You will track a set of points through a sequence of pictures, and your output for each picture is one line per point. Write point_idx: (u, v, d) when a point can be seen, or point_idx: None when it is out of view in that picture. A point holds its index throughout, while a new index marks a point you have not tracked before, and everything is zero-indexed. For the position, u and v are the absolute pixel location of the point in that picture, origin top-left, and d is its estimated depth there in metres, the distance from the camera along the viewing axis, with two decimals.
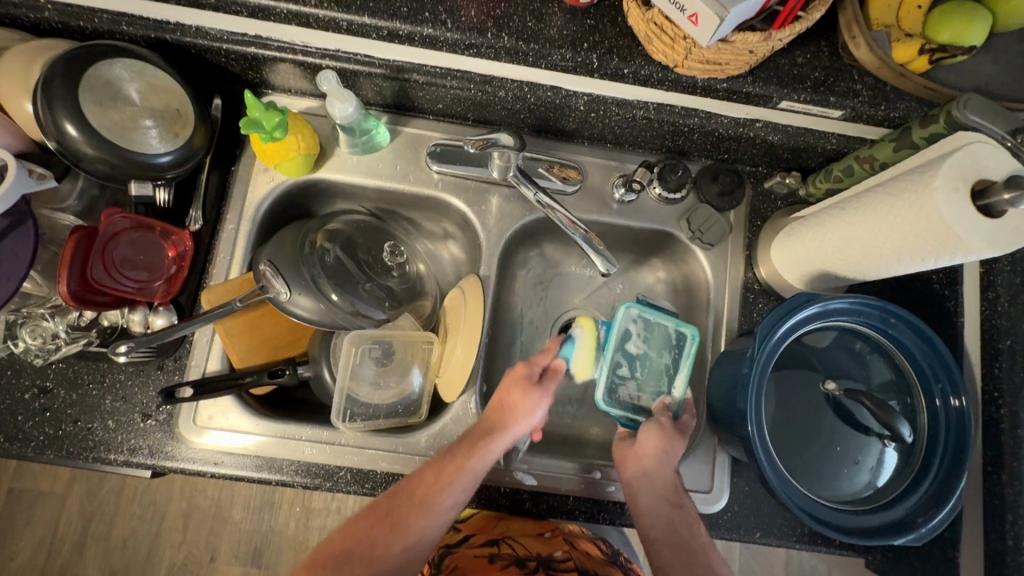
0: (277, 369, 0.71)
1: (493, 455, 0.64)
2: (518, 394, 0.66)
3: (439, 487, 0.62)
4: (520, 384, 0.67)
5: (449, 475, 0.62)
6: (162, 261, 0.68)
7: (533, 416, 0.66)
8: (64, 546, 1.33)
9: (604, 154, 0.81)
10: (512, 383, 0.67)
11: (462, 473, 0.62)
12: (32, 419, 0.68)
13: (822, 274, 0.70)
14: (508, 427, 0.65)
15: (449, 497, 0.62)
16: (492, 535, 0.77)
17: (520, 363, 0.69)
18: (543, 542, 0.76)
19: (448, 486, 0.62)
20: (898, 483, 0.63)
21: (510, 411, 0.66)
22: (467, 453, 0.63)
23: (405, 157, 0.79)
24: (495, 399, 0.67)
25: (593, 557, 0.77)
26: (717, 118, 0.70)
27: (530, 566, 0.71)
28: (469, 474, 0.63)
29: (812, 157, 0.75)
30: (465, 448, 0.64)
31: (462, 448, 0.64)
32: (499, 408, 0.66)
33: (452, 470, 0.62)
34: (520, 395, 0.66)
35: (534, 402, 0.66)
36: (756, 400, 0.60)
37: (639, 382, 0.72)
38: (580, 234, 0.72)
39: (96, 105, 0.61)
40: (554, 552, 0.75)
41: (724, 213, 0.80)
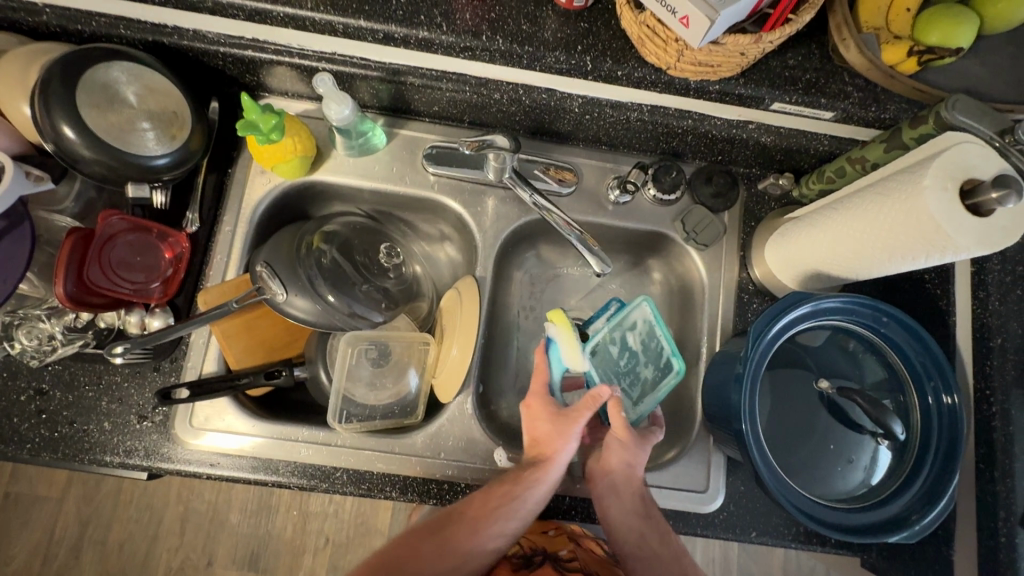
0: (272, 370, 0.72)
1: (544, 484, 0.64)
2: (554, 425, 0.67)
3: (491, 508, 0.63)
4: (548, 417, 0.68)
5: (497, 502, 0.63)
6: (159, 263, 0.69)
7: (570, 445, 0.66)
8: (60, 551, 1.32)
9: (599, 156, 0.81)
10: (544, 413, 0.68)
11: (512, 500, 0.63)
12: (28, 421, 0.68)
13: (815, 274, 0.70)
14: (552, 458, 0.65)
15: (504, 521, 0.63)
16: None
17: (533, 391, 0.70)
18: (550, 541, 0.76)
19: (498, 512, 0.63)
20: (893, 481, 0.64)
21: (550, 440, 0.66)
22: (512, 483, 0.64)
23: (401, 159, 0.79)
24: (528, 436, 0.68)
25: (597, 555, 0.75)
26: (711, 120, 0.70)
27: (538, 563, 0.73)
28: (519, 501, 0.63)
29: (805, 158, 0.76)
30: (512, 478, 0.65)
31: (509, 477, 0.65)
32: (537, 438, 0.67)
33: (500, 497, 0.64)
34: (552, 425, 0.67)
35: (569, 433, 0.66)
36: (749, 399, 0.60)
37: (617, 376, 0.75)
38: (574, 234, 0.72)
39: (93, 107, 0.62)
40: (561, 551, 0.74)
41: (719, 214, 0.80)
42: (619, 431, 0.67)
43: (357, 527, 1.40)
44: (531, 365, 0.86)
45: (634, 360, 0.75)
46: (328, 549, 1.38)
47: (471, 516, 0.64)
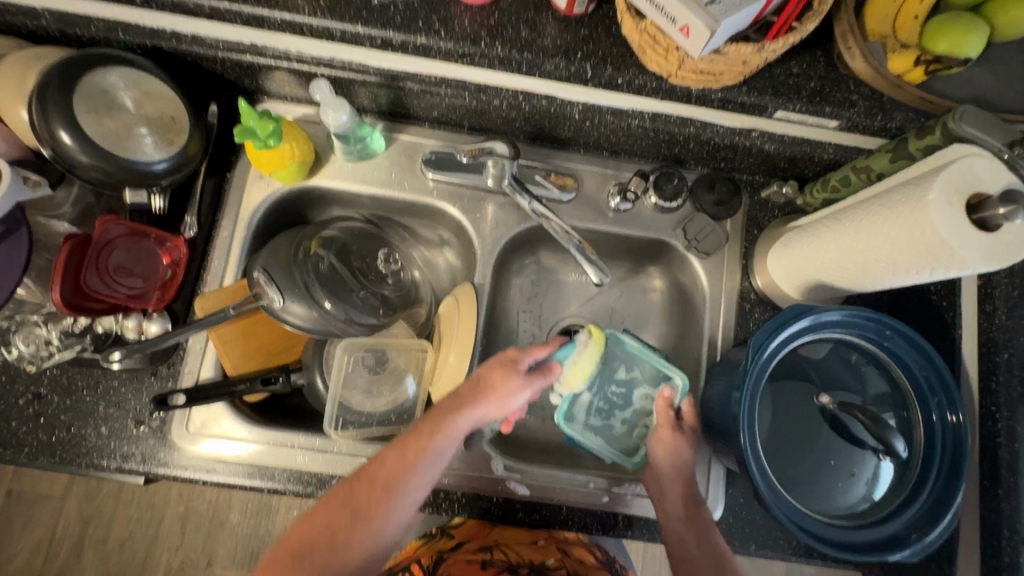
0: (269, 377, 0.71)
1: (459, 434, 0.63)
2: (493, 379, 0.64)
3: (402, 470, 0.61)
4: (503, 372, 0.64)
5: (411, 458, 0.61)
6: (157, 268, 0.69)
7: (511, 399, 0.64)
8: (61, 549, 1.33)
9: (600, 162, 0.81)
10: (493, 365, 0.65)
11: (427, 454, 0.61)
12: (25, 425, 0.68)
13: (817, 285, 0.70)
14: (479, 407, 0.63)
15: (418, 475, 0.61)
16: (486, 542, 0.77)
17: (512, 348, 0.66)
18: (536, 550, 0.76)
19: (411, 470, 0.61)
20: (894, 499, 0.63)
21: (483, 391, 0.63)
22: (422, 441, 0.62)
23: (400, 165, 0.79)
24: (473, 377, 0.65)
25: (586, 564, 0.76)
26: (712, 128, 0.69)
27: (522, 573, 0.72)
28: (435, 452, 0.62)
29: (809, 166, 0.74)
30: (432, 426, 0.62)
31: (419, 432, 0.62)
32: (468, 390, 0.64)
33: (415, 453, 0.61)
34: (497, 375, 0.64)
35: (514, 393, 0.64)
36: (749, 412, 0.59)
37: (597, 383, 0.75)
38: (573, 243, 0.72)
39: (90, 113, 0.62)
40: (547, 560, 0.74)
41: (721, 221, 0.79)
42: (662, 428, 0.68)
43: None
44: None
45: (621, 391, 0.76)
46: None
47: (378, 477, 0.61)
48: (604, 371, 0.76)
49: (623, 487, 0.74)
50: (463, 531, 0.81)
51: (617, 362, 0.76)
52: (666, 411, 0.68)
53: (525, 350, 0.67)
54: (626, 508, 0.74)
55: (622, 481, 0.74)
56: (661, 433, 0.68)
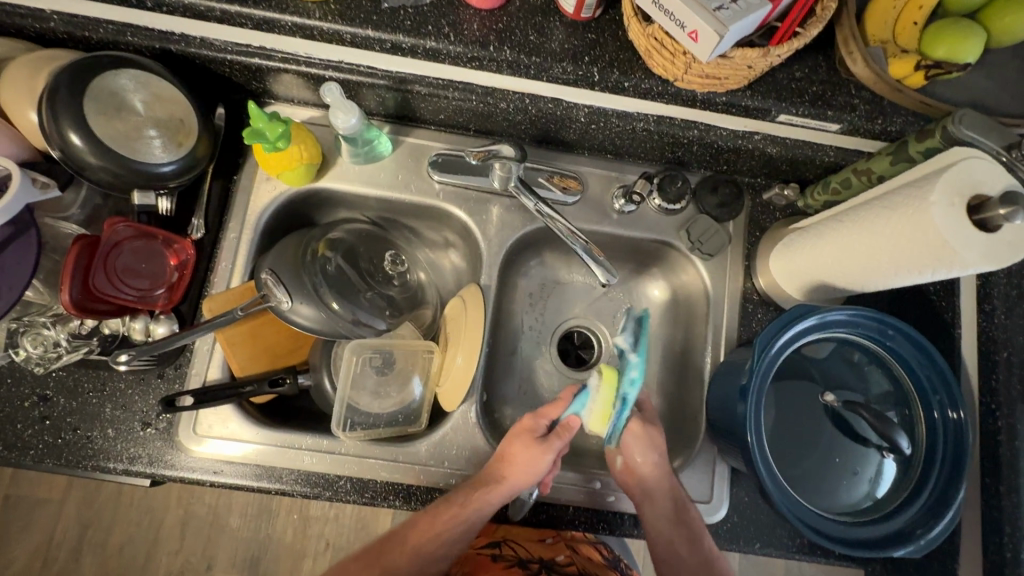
0: (277, 377, 0.71)
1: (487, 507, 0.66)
2: (518, 452, 0.67)
3: (436, 529, 0.65)
4: (526, 443, 0.67)
5: (441, 522, 0.65)
6: (165, 269, 0.69)
7: (537, 468, 0.66)
8: (59, 554, 1.32)
9: (604, 165, 0.82)
10: (513, 438, 0.68)
11: (457, 524, 0.65)
12: (31, 427, 0.68)
13: (820, 285, 0.71)
14: (508, 479, 0.66)
15: (447, 537, 0.65)
16: (495, 537, 0.77)
17: (528, 416, 0.70)
18: (545, 546, 0.76)
19: (441, 533, 0.65)
20: (897, 496, 0.64)
21: (510, 463, 0.66)
22: (453, 513, 0.65)
23: (407, 167, 0.79)
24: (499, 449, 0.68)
25: (595, 563, 0.77)
26: (716, 131, 0.70)
27: (533, 569, 0.73)
28: (465, 520, 0.65)
29: (810, 168, 0.76)
30: (462, 498, 0.66)
31: (449, 501, 0.66)
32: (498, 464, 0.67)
33: (445, 518, 0.65)
34: (523, 449, 0.67)
35: (541, 463, 0.66)
36: (755, 409, 0.60)
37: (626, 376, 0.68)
38: (580, 245, 0.72)
39: (101, 115, 0.62)
40: (557, 557, 0.75)
41: (724, 223, 0.80)
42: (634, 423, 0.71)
43: (357, 532, 1.40)
44: (535, 373, 0.86)
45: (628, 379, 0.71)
46: (328, 553, 1.38)
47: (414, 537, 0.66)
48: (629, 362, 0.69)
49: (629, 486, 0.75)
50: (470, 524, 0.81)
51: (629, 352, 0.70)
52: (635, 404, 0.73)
53: (541, 417, 0.70)
54: (632, 507, 0.74)
55: None
56: (637, 431, 0.70)
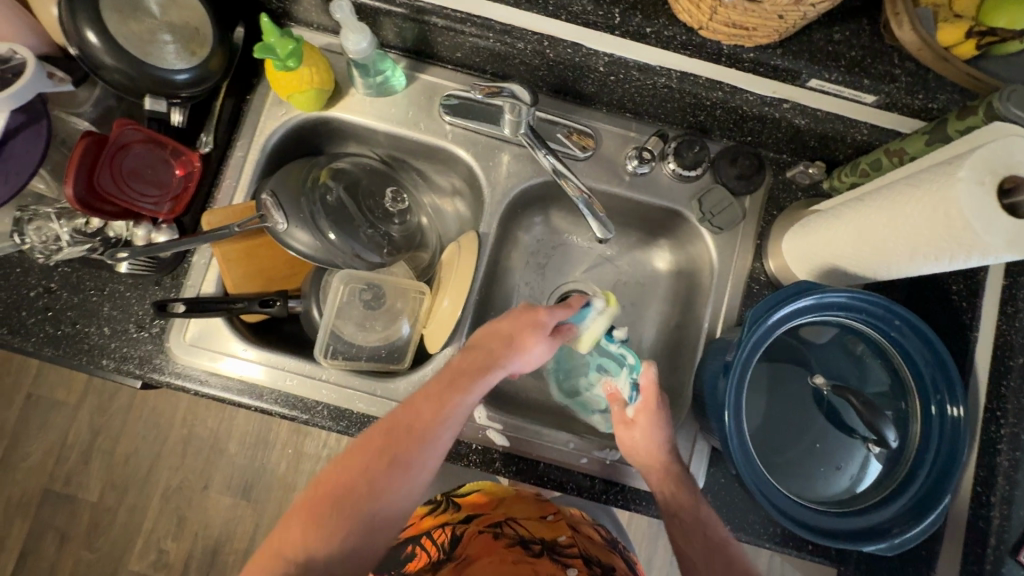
0: (267, 300, 0.72)
1: (474, 397, 0.61)
2: (520, 334, 0.64)
3: (436, 410, 0.59)
4: (524, 321, 0.65)
5: (445, 407, 0.59)
6: (170, 178, 0.70)
7: (533, 355, 0.64)
8: (70, 455, 1.41)
9: (622, 123, 0.78)
10: (514, 316, 0.65)
11: (439, 421, 0.59)
12: (35, 316, 0.71)
13: (832, 270, 0.67)
14: (510, 357, 0.63)
15: (442, 439, 0.59)
16: (496, 517, 0.77)
17: (541, 308, 0.66)
18: (548, 527, 0.76)
19: (427, 432, 0.58)
20: (879, 492, 0.61)
21: (503, 347, 0.63)
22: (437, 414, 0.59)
23: (418, 104, 0.78)
24: (490, 329, 0.65)
25: (594, 541, 0.78)
26: (742, 95, 0.67)
27: (535, 548, 0.71)
28: (462, 407, 0.60)
29: (839, 147, 0.71)
30: (457, 374, 0.62)
31: (446, 376, 0.62)
32: (480, 361, 0.62)
33: (447, 394, 0.60)
34: (521, 325, 0.65)
35: (541, 333, 0.65)
36: (736, 382, 0.58)
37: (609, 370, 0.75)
38: (582, 198, 0.69)
39: (116, 15, 0.63)
40: (558, 537, 0.74)
41: (740, 198, 0.77)
42: (619, 422, 0.69)
43: None
44: None
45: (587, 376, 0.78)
46: None
47: (401, 450, 0.58)
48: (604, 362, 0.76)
49: (602, 450, 0.73)
50: (471, 503, 0.80)
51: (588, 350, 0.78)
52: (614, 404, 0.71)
53: (553, 313, 0.66)
54: (608, 474, 0.73)
55: (605, 446, 0.74)
56: (619, 423, 0.69)
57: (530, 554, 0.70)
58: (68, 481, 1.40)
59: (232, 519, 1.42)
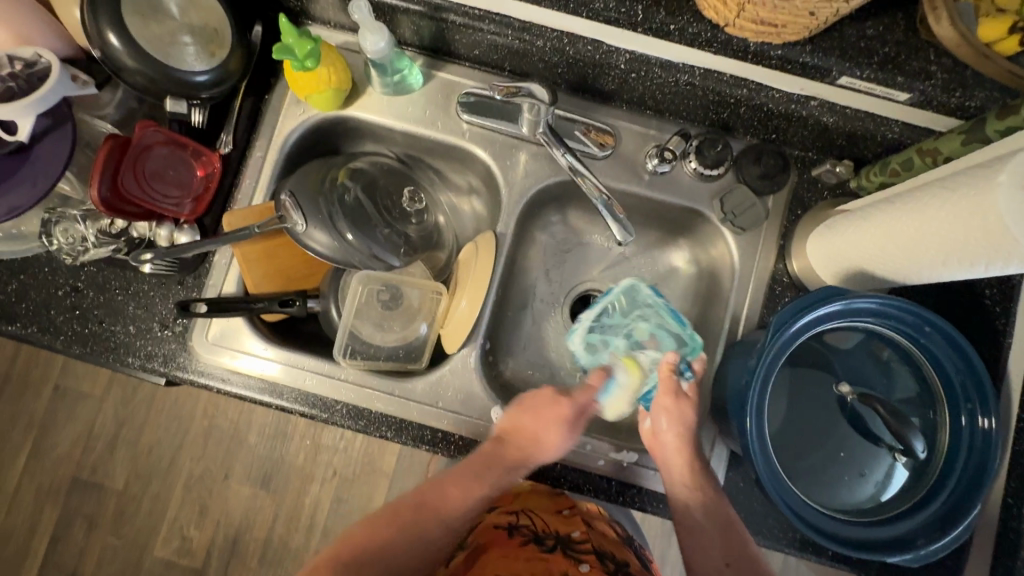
0: (287, 299, 0.73)
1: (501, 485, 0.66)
2: (548, 429, 0.67)
3: (460, 497, 0.64)
4: (555, 403, 0.68)
5: (471, 495, 0.65)
6: (192, 179, 0.71)
7: (555, 447, 0.67)
8: (97, 445, 1.45)
9: (641, 121, 0.77)
10: (544, 399, 0.69)
11: (462, 501, 0.64)
12: (63, 314, 0.73)
13: (858, 274, 0.65)
14: (539, 444, 0.67)
15: (457, 514, 0.64)
16: (512, 508, 0.78)
17: (563, 399, 0.68)
18: (562, 521, 0.76)
19: (443, 523, 0.64)
20: (904, 501, 0.60)
21: (529, 441, 0.66)
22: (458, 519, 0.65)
23: (435, 103, 0.77)
24: (517, 423, 0.67)
25: (610, 537, 0.77)
26: (767, 92, 0.66)
27: (548, 544, 0.72)
28: (488, 488, 0.65)
29: (868, 145, 0.69)
30: (486, 461, 0.66)
31: (478, 458, 0.66)
32: (516, 459, 0.66)
33: (478, 476, 0.65)
34: (551, 412, 0.68)
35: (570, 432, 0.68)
36: (760, 389, 0.57)
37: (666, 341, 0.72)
38: (602, 199, 0.69)
39: (137, 17, 0.63)
40: (572, 532, 0.74)
41: (763, 198, 0.75)
42: (666, 397, 0.67)
43: (363, 466, 1.47)
44: (544, 330, 0.84)
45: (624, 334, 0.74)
46: (334, 481, 1.46)
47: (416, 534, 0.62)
48: (659, 332, 0.72)
49: (619, 452, 0.73)
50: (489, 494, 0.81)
51: (642, 315, 0.74)
52: (670, 377, 0.67)
53: (576, 402, 0.69)
54: (624, 476, 0.72)
55: (622, 448, 0.73)
56: (664, 402, 0.67)
57: (544, 550, 0.71)
58: (95, 470, 1.45)
59: (252, 508, 1.45)
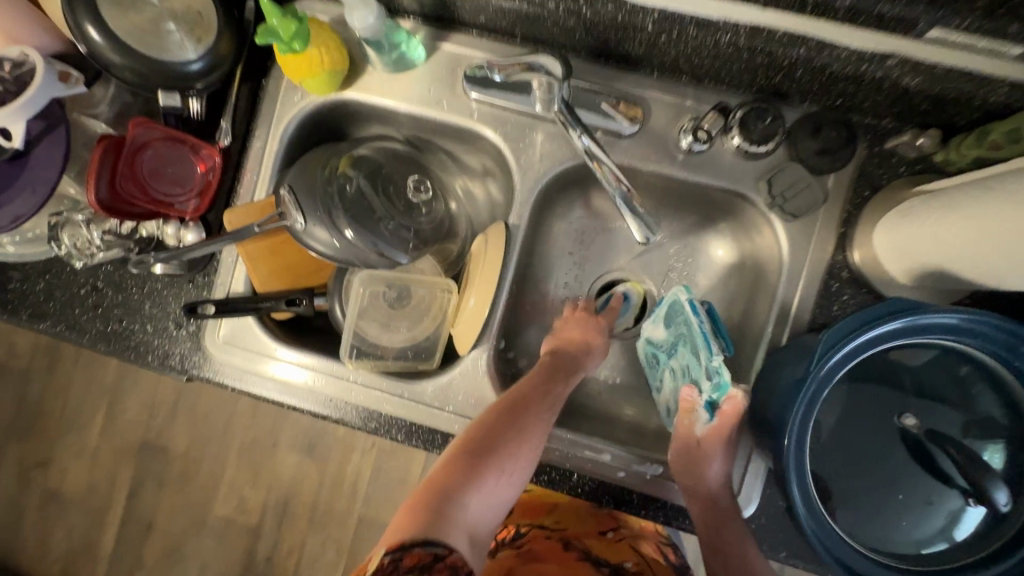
0: (293, 298, 0.71)
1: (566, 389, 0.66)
2: (590, 334, 0.70)
3: (535, 400, 0.63)
4: (584, 320, 0.71)
5: (546, 398, 0.64)
6: (192, 176, 0.69)
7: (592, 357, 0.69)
8: (160, 412, 1.57)
9: (675, 89, 0.66)
10: (569, 316, 0.71)
11: (544, 404, 0.64)
12: (87, 313, 0.74)
13: (939, 272, 0.54)
14: (583, 357, 0.68)
15: (539, 428, 0.62)
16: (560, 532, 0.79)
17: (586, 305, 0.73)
18: (613, 548, 0.77)
19: (532, 423, 0.62)
20: (982, 543, 0.51)
21: (582, 350, 0.68)
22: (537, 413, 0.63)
23: (440, 79, 0.70)
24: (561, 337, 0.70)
25: (663, 563, 0.79)
26: (830, 50, 0.52)
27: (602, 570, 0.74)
28: (555, 401, 0.64)
29: (961, 110, 0.56)
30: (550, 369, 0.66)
31: (544, 367, 0.67)
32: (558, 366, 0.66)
33: (547, 384, 0.65)
34: (576, 326, 0.70)
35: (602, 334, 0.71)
36: (804, 418, 0.49)
37: (693, 372, 0.59)
38: (619, 192, 0.60)
39: (116, 7, 0.59)
40: (624, 561, 0.76)
41: (821, 177, 0.64)
42: (681, 437, 0.62)
43: None
44: None
45: (669, 353, 0.64)
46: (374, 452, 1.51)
47: (504, 444, 0.60)
48: (692, 359, 0.59)
49: (642, 464, 0.67)
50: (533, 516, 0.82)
51: (679, 341, 0.61)
52: (687, 415, 0.61)
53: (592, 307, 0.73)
54: (646, 488, 0.67)
55: (645, 459, 0.67)
56: (682, 440, 0.62)
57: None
58: (160, 434, 1.57)
59: (299, 474, 1.53)
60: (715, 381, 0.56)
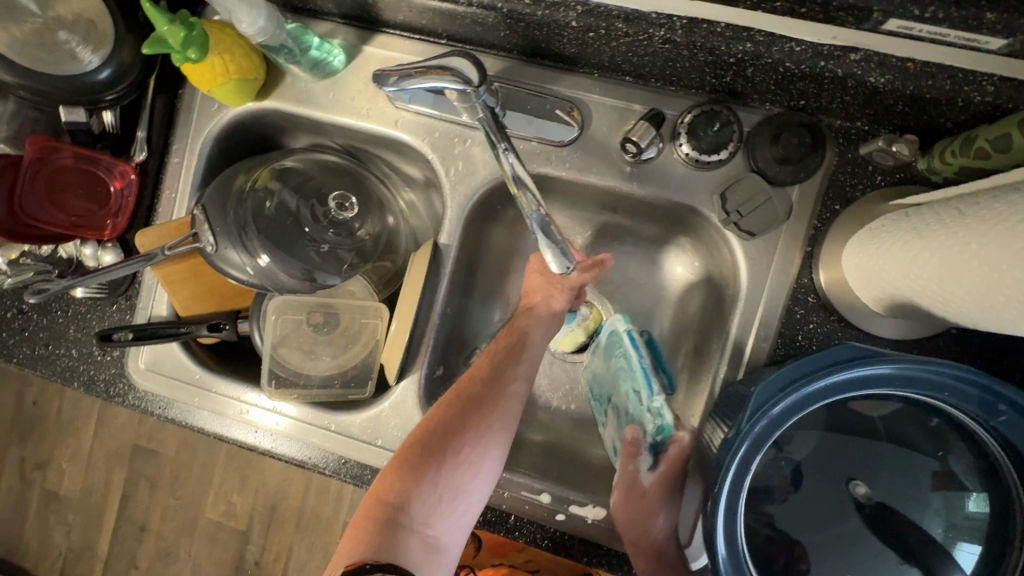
0: (216, 324, 0.67)
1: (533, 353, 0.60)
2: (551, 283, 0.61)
3: (498, 372, 0.58)
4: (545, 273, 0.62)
5: (511, 366, 0.59)
6: (108, 196, 0.65)
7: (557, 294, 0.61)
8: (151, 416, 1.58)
9: (619, 91, 0.59)
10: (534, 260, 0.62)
11: (508, 375, 0.58)
12: (14, 337, 0.71)
13: (909, 306, 0.46)
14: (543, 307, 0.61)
15: (508, 399, 0.58)
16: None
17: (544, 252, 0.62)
18: None
19: (497, 395, 0.57)
20: None
21: (541, 309, 0.61)
22: (492, 392, 0.57)
23: (364, 85, 0.64)
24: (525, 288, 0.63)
25: None
26: (781, 44, 0.44)
27: None
28: (523, 365, 0.59)
29: (943, 111, 0.47)
30: (509, 330, 0.61)
31: (511, 326, 0.62)
32: (508, 346, 0.60)
33: (506, 347, 0.60)
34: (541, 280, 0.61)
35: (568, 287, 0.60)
36: (739, 469, 0.45)
37: (635, 411, 0.59)
38: (536, 214, 0.52)
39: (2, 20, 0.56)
40: None
41: (784, 189, 0.56)
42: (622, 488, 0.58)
43: None
44: None
45: (609, 389, 0.64)
46: None
47: (455, 435, 0.55)
48: (632, 397, 0.60)
49: (583, 506, 0.61)
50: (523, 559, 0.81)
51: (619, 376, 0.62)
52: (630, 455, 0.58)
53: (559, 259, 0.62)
54: (588, 533, 0.61)
55: (587, 502, 0.61)
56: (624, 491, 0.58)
57: None
58: (150, 438, 1.58)
59: (284, 480, 1.52)
60: (660, 417, 0.57)
